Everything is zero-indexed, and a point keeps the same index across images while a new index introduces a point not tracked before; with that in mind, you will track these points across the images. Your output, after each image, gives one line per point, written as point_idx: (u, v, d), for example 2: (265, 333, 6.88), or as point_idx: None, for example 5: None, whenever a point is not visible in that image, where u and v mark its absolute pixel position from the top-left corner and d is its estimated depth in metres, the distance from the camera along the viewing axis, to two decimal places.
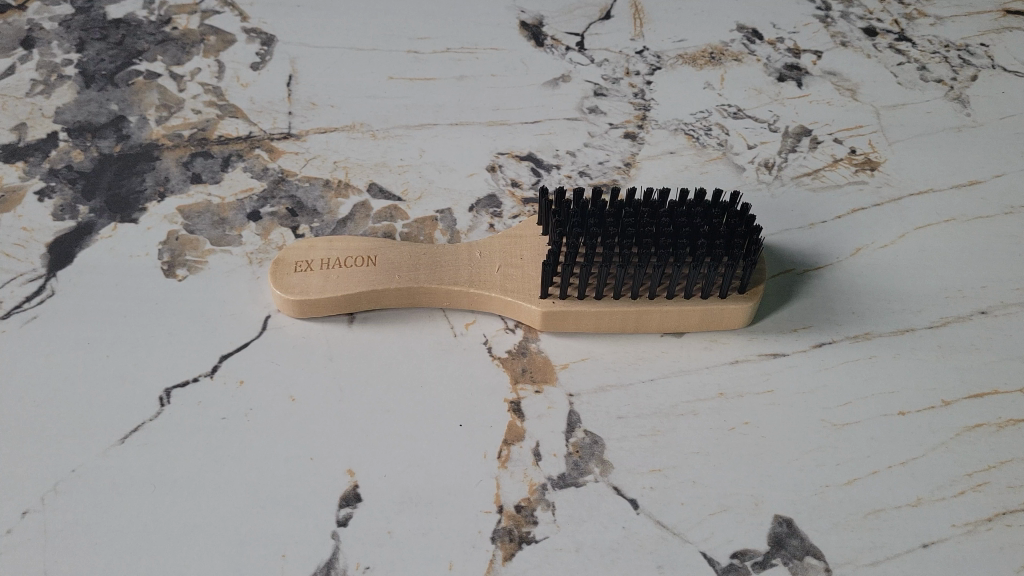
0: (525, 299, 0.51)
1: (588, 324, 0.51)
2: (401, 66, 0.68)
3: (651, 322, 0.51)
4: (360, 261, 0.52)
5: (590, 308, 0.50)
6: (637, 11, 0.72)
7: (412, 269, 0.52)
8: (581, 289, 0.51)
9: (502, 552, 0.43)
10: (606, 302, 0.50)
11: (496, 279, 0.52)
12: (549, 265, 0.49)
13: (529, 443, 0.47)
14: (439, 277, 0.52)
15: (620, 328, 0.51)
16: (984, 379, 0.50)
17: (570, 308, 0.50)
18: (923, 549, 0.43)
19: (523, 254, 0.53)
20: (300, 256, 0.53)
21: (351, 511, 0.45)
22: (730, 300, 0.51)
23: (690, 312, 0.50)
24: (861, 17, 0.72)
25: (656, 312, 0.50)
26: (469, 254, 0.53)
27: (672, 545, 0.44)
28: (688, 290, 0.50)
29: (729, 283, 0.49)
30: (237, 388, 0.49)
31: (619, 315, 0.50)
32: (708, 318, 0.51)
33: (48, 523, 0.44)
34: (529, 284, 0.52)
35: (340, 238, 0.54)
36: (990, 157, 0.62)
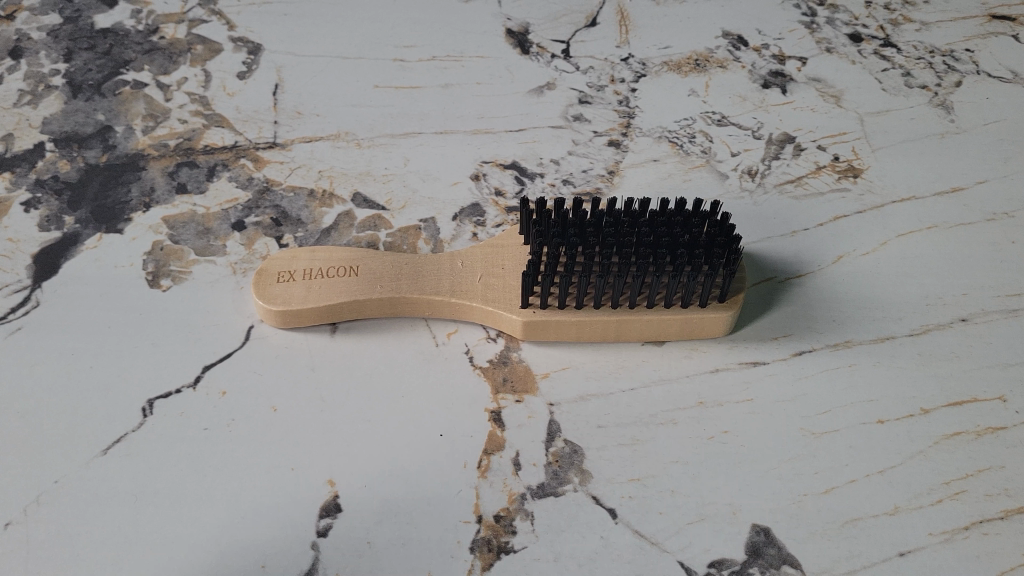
0: (505, 308, 0.51)
1: (569, 334, 0.51)
2: (387, 74, 0.69)
3: (632, 331, 0.51)
4: (343, 271, 0.53)
5: (570, 317, 0.50)
6: (623, 18, 0.73)
7: (394, 279, 0.53)
8: (562, 299, 0.51)
9: (481, 562, 0.44)
10: (586, 311, 0.51)
11: (478, 288, 0.52)
12: (530, 275, 0.49)
13: (509, 453, 0.48)
14: (420, 287, 0.52)
15: (601, 337, 0.52)
16: (963, 387, 0.50)
17: (551, 317, 0.50)
18: (899, 558, 0.44)
19: (504, 264, 0.53)
20: (283, 266, 0.53)
21: (331, 521, 0.45)
22: (710, 309, 0.51)
23: (670, 321, 0.51)
24: (846, 23, 0.72)
25: (635, 321, 0.50)
26: (451, 264, 0.53)
27: (650, 555, 0.44)
28: (668, 299, 0.51)
29: (709, 293, 0.50)
30: (219, 399, 0.50)
31: (599, 324, 0.51)
32: (688, 327, 0.51)
33: (31, 534, 0.44)
34: (510, 294, 0.52)
35: (323, 248, 0.54)
36: (973, 163, 0.62)
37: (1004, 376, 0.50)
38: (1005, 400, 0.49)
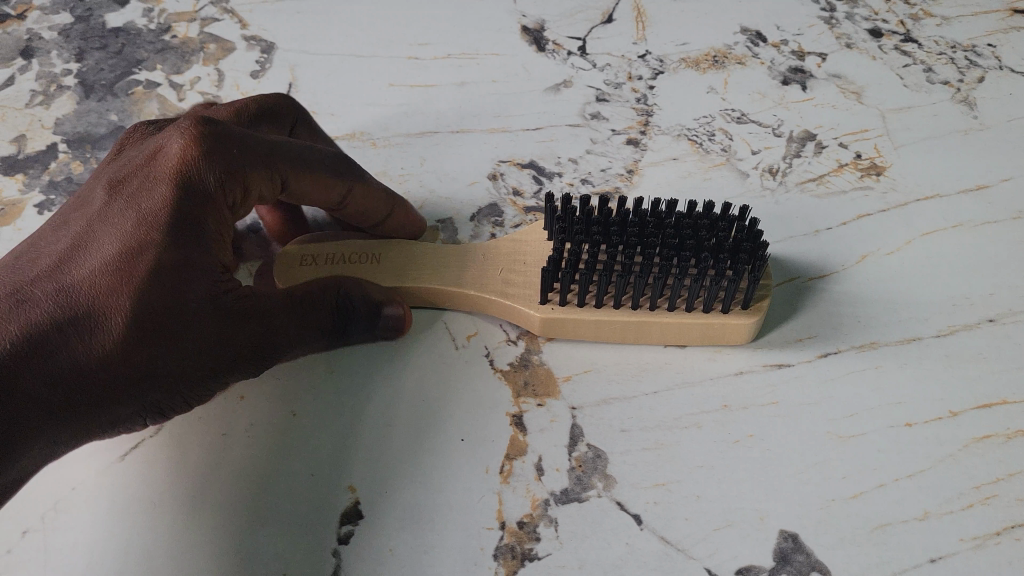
0: (525, 305, 0.51)
1: (587, 333, 0.51)
2: (401, 73, 0.68)
3: (651, 333, 0.51)
4: (366, 259, 0.53)
5: (590, 317, 0.50)
6: (639, 15, 0.72)
7: (416, 269, 0.53)
8: (582, 297, 0.50)
9: (505, 569, 0.43)
10: (606, 311, 0.50)
11: (498, 283, 0.52)
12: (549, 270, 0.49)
13: (532, 458, 0.47)
14: (442, 279, 0.52)
15: (619, 337, 0.51)
16: (991, 389, 0.49)
17: (570, 316, 0.50)
18: (931, 564, 0.43)
19: (524, 259, 0.53)
20: (304, 251, 0.53)
21: (353, 528, 0.44)
22: (734, 314, 0.50)
23: (689, 324, 0.50)
24: (866, 18, 0.71)
25: (656, 323, 0.50)
26: (473, 255, 0.54)
27: (677, 561, 0.43)
28: (689, 302, 0.50)
29: (732, 298, 0.49)
30: (237, 404, 0.49)
31: (619, 325, 0.50)
32: (709, 333, 0.50)
33: (48, 541, 0.44)
34: (529, 291, 0.51)
35: (345, 239, 0.54)
36: (999, 160, 0.61)
37: None
38: None
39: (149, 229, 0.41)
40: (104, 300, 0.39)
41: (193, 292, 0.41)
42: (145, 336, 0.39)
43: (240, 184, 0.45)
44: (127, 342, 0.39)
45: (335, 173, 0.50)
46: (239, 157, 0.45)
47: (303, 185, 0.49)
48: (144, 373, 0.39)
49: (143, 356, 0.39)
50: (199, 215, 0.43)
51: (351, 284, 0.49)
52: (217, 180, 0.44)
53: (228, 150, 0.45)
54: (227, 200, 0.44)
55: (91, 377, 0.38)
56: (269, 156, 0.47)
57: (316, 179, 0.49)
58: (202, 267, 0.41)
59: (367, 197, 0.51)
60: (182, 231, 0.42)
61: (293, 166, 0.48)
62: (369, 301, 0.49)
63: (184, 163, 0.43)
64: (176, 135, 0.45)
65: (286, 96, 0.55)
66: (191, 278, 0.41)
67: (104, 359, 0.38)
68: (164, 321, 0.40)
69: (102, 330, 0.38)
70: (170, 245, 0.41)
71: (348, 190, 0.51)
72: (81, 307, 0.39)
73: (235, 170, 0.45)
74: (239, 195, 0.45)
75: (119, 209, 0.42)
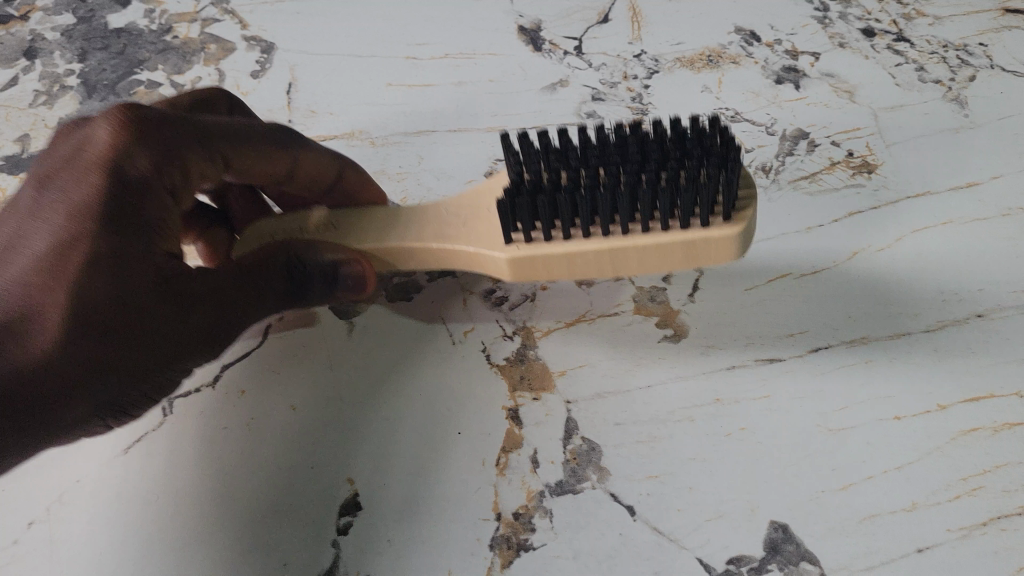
0: (489, 248, 0.50)
1: (561, 271, 0.49)
2: (399, 72, 0.69)
3: (627, 261, 0.48)
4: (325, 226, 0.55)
5: (556, 249, 0.48)
6: (635, 15, 0.73)
7: (377, 231, 0.54)
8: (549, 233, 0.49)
9: (500, 559, 0.44)
10: (575, 242, 0.48)
11: (463, 233, 0.52)
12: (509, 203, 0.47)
13: (527, 451, 0.48)
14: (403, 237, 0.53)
15: (598, 273, 0.48)
16: (980, 382, 0.50)
17: (535, 253, 0.48)
18: (918, 554, 0.44)
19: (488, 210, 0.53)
20: (264, 228, 0.55)
21: (351, 519, 0.45)
22: (716, 230, 0.46)
23: (669, 245, 0.46)
24: (859, 18, 0.72)
25: (630, 247, 0.47)
26: (435, 211, 0.54)
27: (669, 551, 0.44)
28: (665, 222, 0.47)
29: (709, 205, 0.45)
30: (238, 398, 0.50)
31: (590, 255, 0.48)
32: (691, 254, 0.47)
33: (54, 533, 0.45)
34: (495, 236, 0.51)
35: (303, 212, 0.56)
36: (990, 157, 0.61)
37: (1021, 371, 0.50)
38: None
39: (81, 223, 0.43)
40: (37, 302, 0.42)
41: (132, 283, 0.43)
42: (86, 335, 0.42)
43: (178, 163, 0.47)
44: (68, 342, 0.41)
45: (279, 147, 0.53)
46: (174, 137, 0.47)
47: (246, 158, 0.51)
48: (90, 371, 0.42)
49: (85, 354, 0.42)
50: (135, 200, 0.44)
51: (306, 252, 0.51)
52: (151, 163, 0.45)
53: (161, 130, 0.47)
54: (166, 183, 0.46)
55: (36, 379, 0.41)
56: (206, 134, 0.49)
57: (259, 154, 0.52)
58: (140, 257, 0.43)
59: (314, 164, 0.55)
60: (116, 222, 0.43)
61: (231, 143, 0.50)
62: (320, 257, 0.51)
63: (112, 152, 0.45)
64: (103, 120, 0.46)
65: (222, 89, 0.59)
66: (132, 269, 0.43)
67: (47, 361, 0.41)
68: (105, 318, 0.42)
69: (42, 331, 0.41)
70: (103, 236, 0.43)
71: (296, 161, 0.54)
72: (20, 310, 0.41)
73: (170, 149, 0.46)
74: (178, 175, 0.47)
75: (51, 203, 0.44)
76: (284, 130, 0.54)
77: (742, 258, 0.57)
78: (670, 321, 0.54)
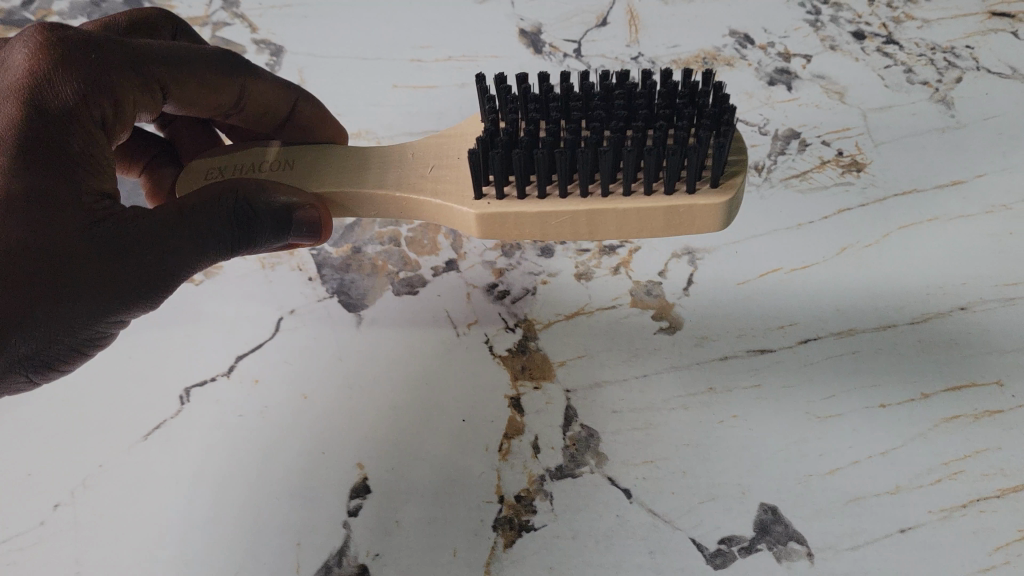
0: (458, 202, 0.47)
1: (534, 232, 0.47)
2: (404, 75, 0.71)
3: (606, 225, 0.46)
4: (279, 165, 0.52)
5: (532, 209, 0.46)
6: (633, 18, 0.75)
7: (336, 173, 0.51)
8: (522, 191, 0.46)
9: (503, 539, 0.46)
10: (552, 203, 0.46)
11: (429, 182, 0.49)
12: (482, 154, 0.46)
13: (528, 437, 0.50)
14: (363, 180, 0.50)
15: (573, 234, 0.47)
16: (961, 372, 0.52)
17: (509, 210, 0.46)
18: (901, 534, 0.46)
19: (458, 156, 0.51)
20: (210, 163, 0.52)
21: (361, 501, 0.48)
22: (700, 198, 0.45)
23: (651, 211, 0.45)
24: (850, 21, 0.74)
25: (611, 211, 0.45)
26: (403, 155, 0.51)
27: (664, 532, 0.46)
28: (648, 186, 0.45)
29: (697, 173, 0.44)
30: (252, 387, 0.52)
31: (568, 217, 0.46)
32: (675, 220, 0.45)
33: (78, 515, 0.47)
34: (465, 189, 0.48)
35: (254, 146, 0.53)
36: (974, 157, 0.63)
37: (1001, 362, 0.52)
38: (1002, 385, 0.51)
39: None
40: None
41: (54, 225, 0.38)
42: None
43: (107, 95, 0.43)
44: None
45: (227, 74, 0.51)
46: (98, 62, 0.43)
47: (190, 87, 0.50)
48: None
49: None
50: (60, 133, 0.40)
51: (254, 188, 0.44)
52: (77, 92, 0.41)
53: (85, 57, 0.43)
54: (94, 113, 0.42)
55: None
56: (142, 60, 0.46)
57: (206, 82, 0.50)
58: (61, 199, 0.39)
59: (260, 93, 0.54)
60: (32, 157, 0.38)
61: (174, 70, 0.48)
62: (271, 199, 0.45)
63: (31, 80, 0.40)
64: (23, 47, 0.42)
65: (165, 11, 0.57)
66: (49, 210, 0.38)
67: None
68: (17, 264, 0.37)
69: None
70: (15, 173, 0.38)
71: (244, 88, 0.53)
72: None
73: (99, 80, 0.43)
74: (111, 106, 0.43)
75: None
76: (231, 56, 0.52)
77: (733, 255, 0.60)
78: (665, 315, 0.56)
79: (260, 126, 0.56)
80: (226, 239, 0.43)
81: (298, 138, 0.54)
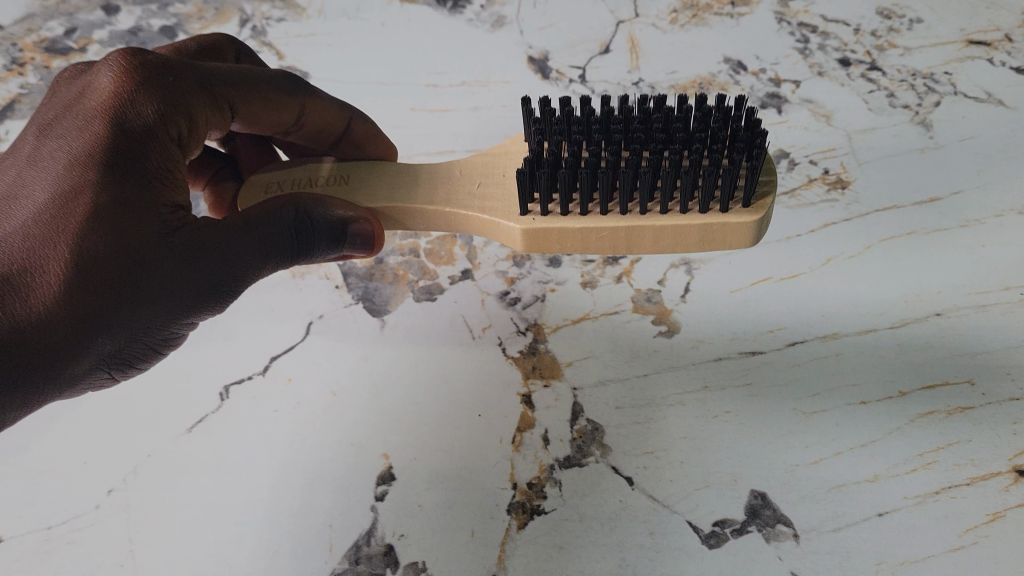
0: (504, 218, 0.53)
1: (576, 245, 0.52)
2: (420, 99, 0.78)
3: (644, 240, 0.51)
4: (333, 181, 0.57)
5: (575, 225, 0.51)
6: (634, 46, 0.80)
7: (386, 188, 0.56)
8: (564, 208, 0.52)
9: (517, 521, 0.51)
10: (593, 220, 0.51)
11: (474, 198, 0.55)
12: (529, 173, 0.50)
13: (539, 430, 0.55)
14: (411, 196, 0.56)
15: (611, 247, 0.52)
16: (936, 372, 0.57)
17: (553, 226, 0.51)
18: (878, 518, 0.50)
19: (502, 173, 0.57)
20: (272, 178, 0.58)
21: (387, 488, 0.53)
22: (734, 216, 0.50)
23: (686, 228, 0.50)
24: (836, 49, 0.79)
25: (648, 227, 0.50)
26: (449, 173, 0.57)
27: (663, 515, 0.51)
28: (683, 205, 0.50)
29: (730, 194, 0.49)
30: (285, 384, 0.58)
31: (608, 232, 0.51)
32: (708, 236, 0.50)
33: (129, 498, 0.53)
34: (510, 207, 0.54)
35: (311, 163, 0.58)
36: (950, 175, 0.68)
37: (972, 364, 0.57)
38: (973, 383, 0.56)
39: (81, 173, 0.43)
40: (37, 250, 0.41)
41: (137, 235, 0.43)
42: (87, 285, 0.42)
43: (182, 114, 0.48)
44: (68, 295, 0.41)
45: (288, 93, 0.57)
46: (174, 84, 0.48)
47: (255, 106, 0.55)
48: (88, 322, 0.42)
49: (85, 307, 0.42)
50: (140, 152, 0.45)
51: (313, 203, 0.50)
52: (156, 112, 0.46)
53: (164, 80, 0.48)
54: (171, 131, 0.47)
55: (31, 333, 0.41)
56: (212, 80, 0.51)
57: (270, 101, 0.55)
58: (142, 211, 0.44)
59: (320, 112, 0.59)
60: (115, 174, 0.44)
61: (240, 89, 0.53)
62: (328, 212, 0.50)
63: (115, 102, 0.46)
64: (107, 72, 0.47)
65: (228, 34, 0.62)
66: (135, 222, 0.43)
67: (42, 315, 0.41)
68: (106, 271, 0.42)
69: (40, 283, 0.41)
70: (103, 188, 0.43)
71: (303, 106, 0.58)
72: (16, 266, 0.41)
73: (176, 101, 0.48)
74: (186, 124, 0.48)
75: (49, 154, 0.44)
76: (291, 77, 0.57)
77: (727, 265, 0.64)
78: (664, 320, 0.61)
79: (316, 142, 0.62)
80: (285, 249, 0.48)
81: (354, 155, 0.60)
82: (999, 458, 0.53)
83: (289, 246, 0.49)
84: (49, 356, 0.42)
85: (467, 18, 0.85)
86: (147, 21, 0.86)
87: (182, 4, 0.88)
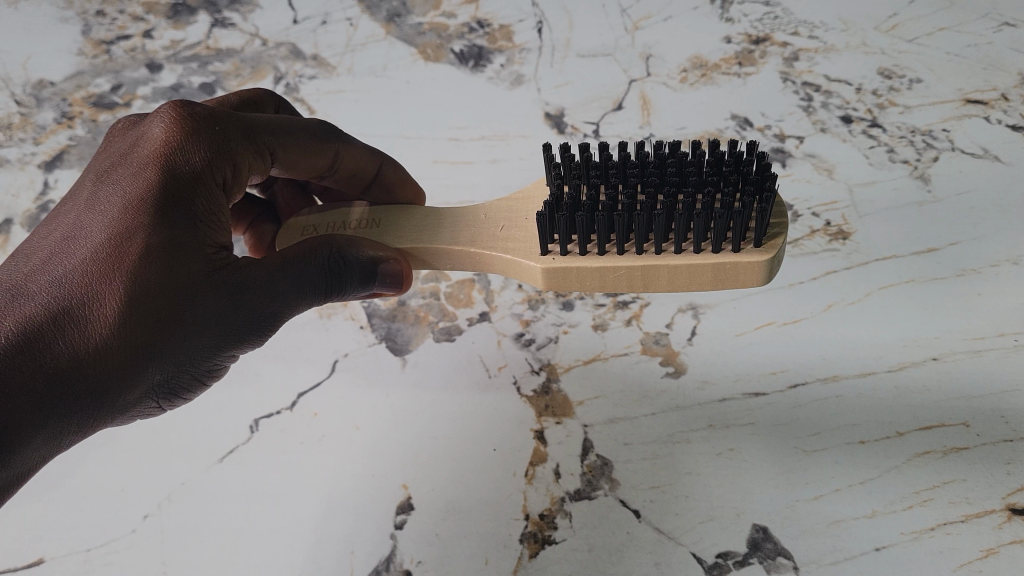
0: (526, 257, 0.56)
1: (593, 285, 0.55)
2: (444, 152, 0.82)
3: (659, 278, 0.54)
4: (367, 224, 0.62)
5: (592, 265, 0.54)
6: (645, 103, 0.85)
7: (417, 232, 0.61)
8: (583, 248, 0.55)
9: (529, 550, 0.54)
10: (610, 260, 0.54)
11: (499, 239, 0.59)
12: (550, 216, 0.54)
13: (551, 464, 0.58)
14: (440, 239, 0.60)
15: (628, 286, 0.55)
16: (933, 415, 0.59)
17: (571, 265, 0.54)
18: (875, 552, 0.52)
19: (525, 217, 0.60)
20: (309, 221, 0.63)
21: (406, 517, 0.56)
22: (744, 256, 0.53)
23: (699, 267, 0.53)
24: (839, 107, 0.83)
25: (663, 266, 0.53)
26: (476, 216, 0.61)
27: (667, 547, 0.53)
28: (696, 246, 0.53)
29: (741, 237, 0.52)
30: (311, 418, 0.62)
31: (624, 272, 0.54)
32: (721, 275, 0.53)
33: (164, 524, 0.57)
34: (533, 247, 0.57)
35: (345, 207, 0.63)
36: (946, 227, 0.71)
37: (968, 406, 0.59)
38: (969, 425, 0.58)
39: (136, 214, 0.46)
40: (95, 287, 0.44)
41: (187, 270, 0.47)
42: (142, 316, 0.44)
43: (228, 160, 0.52)
44: (123, 327, 0.44)
45: (323, 142, 0.61)
46: (220, 133, 0.52)
47: (295, 154, 0.59)
48: (143, 351, 0.45)
49: (141, 337, 0.44)
50: (188, 195, 0.49)
51: (345, 245, 0.54)
52: (204, 159, 0.51)
53: (210, 130, 0.52)
54: (217, 176, 0.51)
55: (91, 362, 0.43)
56: (254, 130, 0.55)
57: (305, 148, 0.60)
58: (192, 248, 0.47)
59: (353, 158, 0.63)
60: (166, 215, 0.47)
61: (279, 138, 0.57)
62: (359, 253, 0.54)
63: (167, 150, 0.50)
64: (159, 123, 0.51)
65: (268, 90, 0.67)
66: (183, 260, 0.47)
67: (102, 345, 0.43)
68: (159, 303, 0.45)
69: (98, 317, 0.43)
70: (157, 227, 0.46)
71: (338, 153, 0.62)
72: (76, 299, 0.43)
73: (222, 149, 0.52)
74: (231, 170, 0.52)
75: (106, 198, 0.48)
76: (325, 126, 0.62)
77: (733, 309, 0.67)
78: (671, 361, 0.64)
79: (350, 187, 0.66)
80: (320, 285, 0.52)
81: (385, 199, 0.65)
82: (994, 496, 0.54)
83: (324, 282, 0.53)
84: (106, 384, 0.44)
85: (487, 76, 0.89)
86: (188, 78, 0.92)
87: (221, 62, 0.93)
